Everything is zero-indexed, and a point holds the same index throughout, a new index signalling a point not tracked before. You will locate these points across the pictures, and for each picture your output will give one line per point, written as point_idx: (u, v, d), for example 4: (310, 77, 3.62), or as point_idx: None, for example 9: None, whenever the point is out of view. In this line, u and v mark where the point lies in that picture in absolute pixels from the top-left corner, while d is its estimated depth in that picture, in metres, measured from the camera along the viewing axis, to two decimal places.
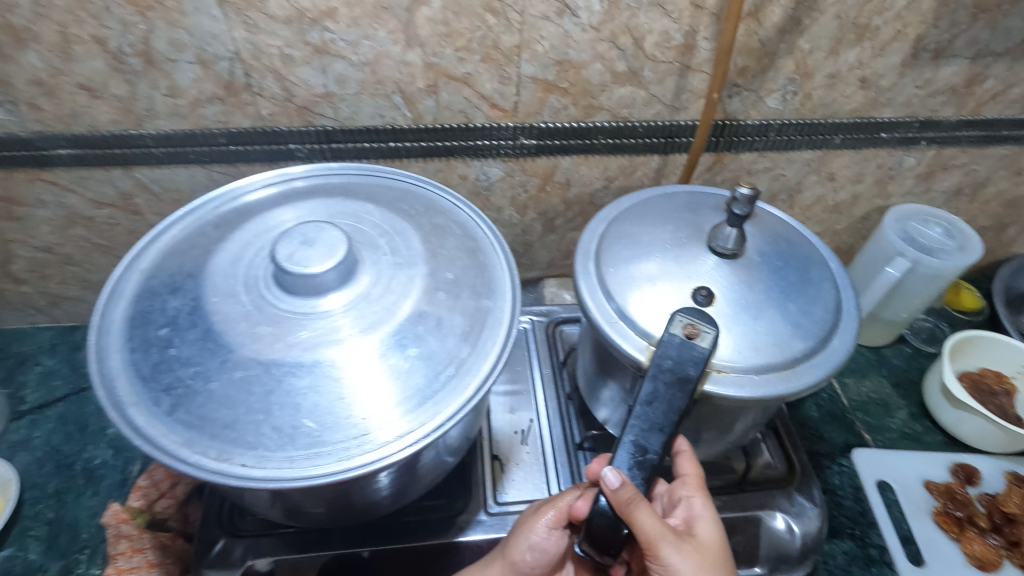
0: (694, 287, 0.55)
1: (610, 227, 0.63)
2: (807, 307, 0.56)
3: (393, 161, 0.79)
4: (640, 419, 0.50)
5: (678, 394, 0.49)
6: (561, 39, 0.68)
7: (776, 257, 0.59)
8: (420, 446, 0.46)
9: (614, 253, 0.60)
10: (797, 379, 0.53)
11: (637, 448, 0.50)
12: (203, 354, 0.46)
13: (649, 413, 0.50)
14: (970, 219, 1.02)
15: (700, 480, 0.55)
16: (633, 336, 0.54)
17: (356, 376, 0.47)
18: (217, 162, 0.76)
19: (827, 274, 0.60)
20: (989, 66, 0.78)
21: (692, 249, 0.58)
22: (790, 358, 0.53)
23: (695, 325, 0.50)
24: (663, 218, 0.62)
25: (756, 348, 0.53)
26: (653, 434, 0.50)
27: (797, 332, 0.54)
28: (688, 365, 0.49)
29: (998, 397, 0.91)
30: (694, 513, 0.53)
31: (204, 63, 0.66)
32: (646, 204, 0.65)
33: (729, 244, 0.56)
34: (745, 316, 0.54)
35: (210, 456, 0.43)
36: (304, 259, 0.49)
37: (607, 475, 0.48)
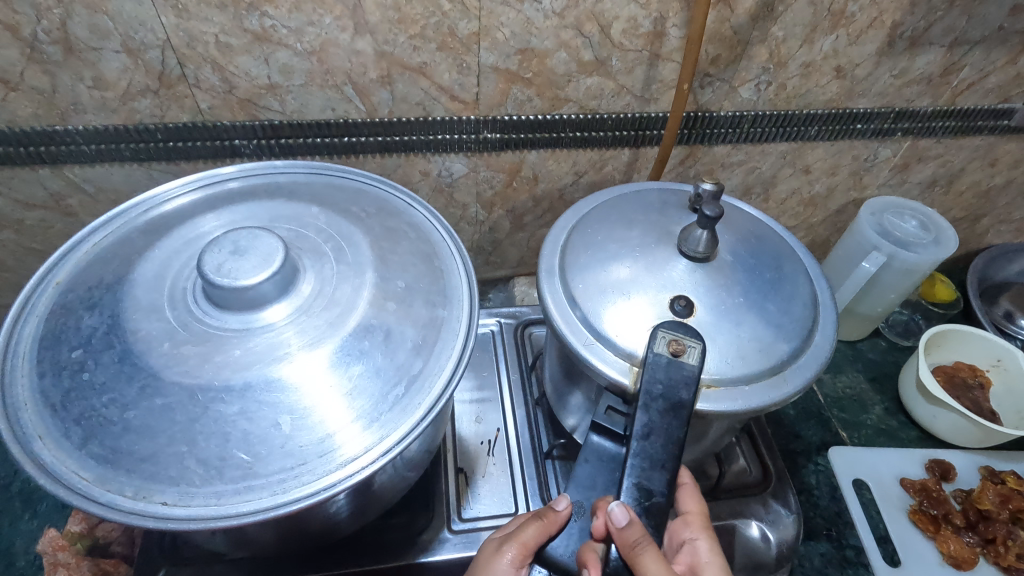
0: (670, 298, 0.52)
1: (571, 238, 0.59)
2: (787, 305, 0.54)
3: (348, 157, 0.74)
4: (638, 457, 0.48)
5: (674, 422, 0.48)
6: (522, 25, 0.64)
7: (749, 255, 0.56)
8: (363, 475, 0.41)
9: (580, 266, 0.56)
10: (786, 383, 0.50)
11: (641, 490, 0.47)
12: (120, 379, 0.42)
13: (648, 449, 0.48)
14: (944, 210, 1.01)
15: (705, 518, 0.55)
16: (613, 358, 0.51)
17: (293, 400, 0.43)
18: (155, 160, 0.70)
19: (800, 267, 0.57)
20: (965, 54, 0.75)
21: (660, 255, 0.54)
22: (777, 361, 0.51)
23: (680, 341, 0.49)
24: (626, 222, 0.58)
25: (742, 356, 0.50)
26: (655, 471, 0.47)
27: (781, 334, 0.52)
28: (680, 387, 0.47)
29: (973, 390, 0.90)
30: (704, 552, 0.52)
31: (132, 52, 0.60)
32: (605, 208, 0.61)
33: (701, 247, 0.53)
34: (727, 323, 0.51)
35: (126, 495, 0.39)
36: (233, 271, 0.44)
37: (613, 511, 0.45)
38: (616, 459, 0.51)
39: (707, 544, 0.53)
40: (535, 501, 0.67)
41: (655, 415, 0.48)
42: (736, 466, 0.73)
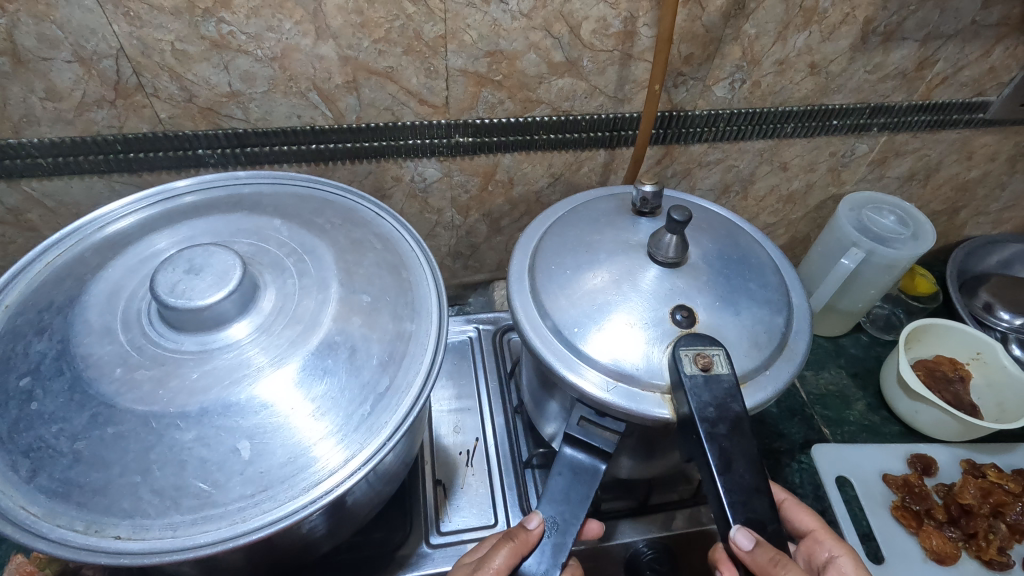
0: (670, 311, 0.50)
1: (538, 280, 0.55)
2: (763, 278, 0.55)
3: (317, 164, 0.72)
4: (731, 491, 0.44)
5: (742, 440, 0.46)
6: (489, 27, 0.63)
7: (713, 244, 0.56)
8: (326, 500, 0.40)
9: (563, 310, 0.52)
10: (796, 353, 0.52)
11: (753, 524, 0.44)
12: (69, 408, 0.40)
13: (736, 480, 0.45)
14: (922, 204, 1.01)
15: (825, 526, 0.60)
16: (642, 395, 0.48)
17: (252, 423, 0.41)
18: (117, 172, 0.68)
19: (753, 240, 0.59)
20: (939, 49, 0.75)
21: (634, 271, 0.52)
22: (782, 336, 0.52)
23: (703, 353, 0.47)
24: (586, 248, 0.56)
25: (757, 345, 0.51)
26: (756, 498, 0.45)
27: (773, 309, 0.53)
28: (729, 400, 0.46)
29: (953, 384, 0.90)
30: (845, 560, 0.56)
31: (85, 62, 0.58)
32: (558, 235, 0.58)
33: (672, 252, 0.52)
34: (728, 316, 0.51)
35: (77, 530, 0.38)
36: (186, 289, 0.42)
37: (735, 536, 0.43)
38: (589, 472, 0.50)
39: (846, 555, 0.56)
40: (515, 510, 0.65)
41: (723, 441, 0.45)
42: None
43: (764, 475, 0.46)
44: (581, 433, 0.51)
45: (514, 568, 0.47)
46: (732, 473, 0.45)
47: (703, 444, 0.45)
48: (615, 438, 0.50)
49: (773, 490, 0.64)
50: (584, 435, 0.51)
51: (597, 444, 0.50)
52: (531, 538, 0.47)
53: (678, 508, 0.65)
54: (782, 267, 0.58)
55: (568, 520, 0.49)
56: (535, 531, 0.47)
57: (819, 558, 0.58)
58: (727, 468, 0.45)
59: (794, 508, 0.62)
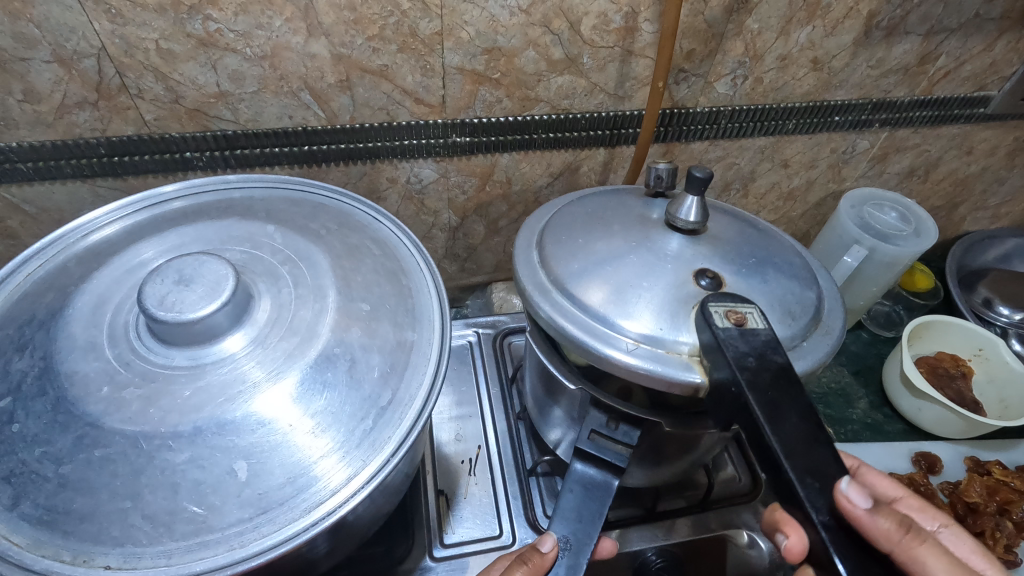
0: (694, 275, 0.48)
1: (548, 252, 0.53)
2: (788, 257, 0.53)
3: (309, 166, 0.70)
4: (784, 441, 0.38)
5: (789, 391, 0.40)
6: (487, 23, 0.61)
7: (731, 224, 0.55)
8: (329, 521, 0.38)
9: (577, 278, 0.50)
10: (831, 329, 0.50)
11: (817, 475, 0.37)
12: (53, 430, 0.38)
13: (787, 431, 0.38)
14: (922, 199, 1.00)
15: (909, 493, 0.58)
16: (667, 357, 0.45)
17: (249, 442, 0.39)
18: (101, 176, 0.65)
19: (770, 227, 0.59)
20: (942, 43, 0.74)
21: (653, 240, 0.51)
22: (815, 311, 0.50)
23: (735, 310, 0.45)
24: (599, 222, 0.54)
25: (791, 314, 0.48)
26: (813, 448, 0.38)
27: (803, 283, 0.51)
28: (769, 351, 0.42)
29: (956, 380, 0.89)
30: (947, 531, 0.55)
31: (64, 62, 0.55)
32: (567, 216, 0.57)
33: (694, 216, 0.50)
34: (757, 282, 0.49)
35: (64, 560, 0.35)
36: (177, 301, 0.40)
37: (850, 493, 0.37)
38: (602, 487, 0.49)
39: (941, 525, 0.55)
40: (520, 520, 0.63)
41: (769, 391, 0.40)
42: (726, 476, 0.70)
43: (822, 424, 0.39)
44: (593, 447, 0.50)
45: None
46: (782, 421, 0.39)
47: (744, 395, 0.40)
48: (627, 452, 0.49)
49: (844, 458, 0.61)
50: (596, 449, 0.50)
51: (608, 459, 0.49)
52: (544, 558, 0.45)
53: (680, 515, 0.63)
54: (804, 253, 0.57)
55: (581, 539, 0.47)
56: (549, 550, 0.45)
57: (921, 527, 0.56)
58: (777, 418, 0.39)
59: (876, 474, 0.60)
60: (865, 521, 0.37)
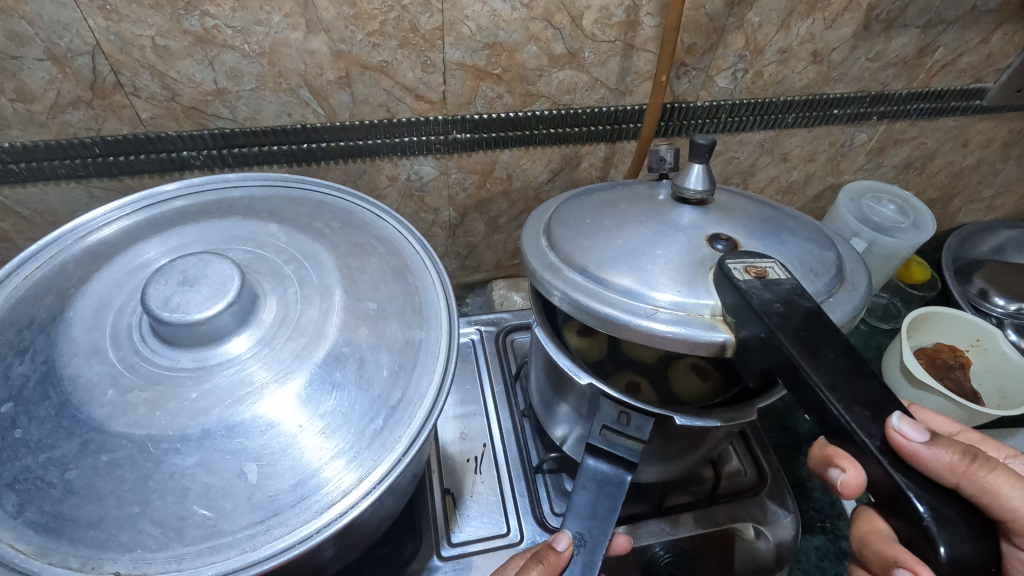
0: (708, 240, 0.49)
1: (556, 234, 0.53)
2: (800, 224, 0.54)
3: (308, 165, 0.69)
4: (823, 376, 0.37)
5: (822, 329, 0.40)
6: (488, 18, 0.60)
7: (737, 200, 0.56)
8: (340, 523, 0.37)
9: (589, 252, 0.50)
10: (857, 284, 0.50)
11: (865, 404, 0.36)
12: (58, 435, 0.37)
13: (825, 365, 0.38)
14: (919, 192, 1.01)
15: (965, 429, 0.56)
16: (689, 319, 0.44)
17: (259, 445, 0.38)
18: (96, 176, 0.64)
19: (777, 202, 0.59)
20: (940, 35, 0.74)
21: (664, 212, 0.52)
22: (838, 269, 0.50)
23: (755, 265, 0.45)
24: (606, 205, 0.55)
25: (814, 271, 0.48)
26: (859, 379, 0.37)
27: (819, 245, 0.52)
28: (796, 297, 0.42)
29: (954, 370, 0.90)
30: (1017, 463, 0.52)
31: (58, 60, 0.54)
32: (573, 203, 0.57)
33: (701, 185, 0.52)
34: (772, 244, 0.50)
35: (71, 567, 0.34)
36: (182, 301, 0.39)
37: (903, 429, 0.35)
38: (615, 483, 0.49)
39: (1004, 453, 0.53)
40: (527, 518, 0.63)
41: (801, 331, 0.40)
42: (731, 467, 0.70)
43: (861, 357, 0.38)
44: (604, 443, 0.49)
45: None
46: (818, 357, 0.38)
47: (778, 340, 0.39)
48: (638, 447, 0.49)
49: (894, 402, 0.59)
50: (607, 446, 0.49)
51: (620, 454, 0.49)
52: (558, 553, 0.44)
53: (687, 509, 0.63)
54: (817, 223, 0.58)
55: (596, 536, 0.47)
56: (561, 545, 0.45)
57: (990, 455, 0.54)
58: (812, 356, 0.38)
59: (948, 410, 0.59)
60: (924, 455, 0.34)
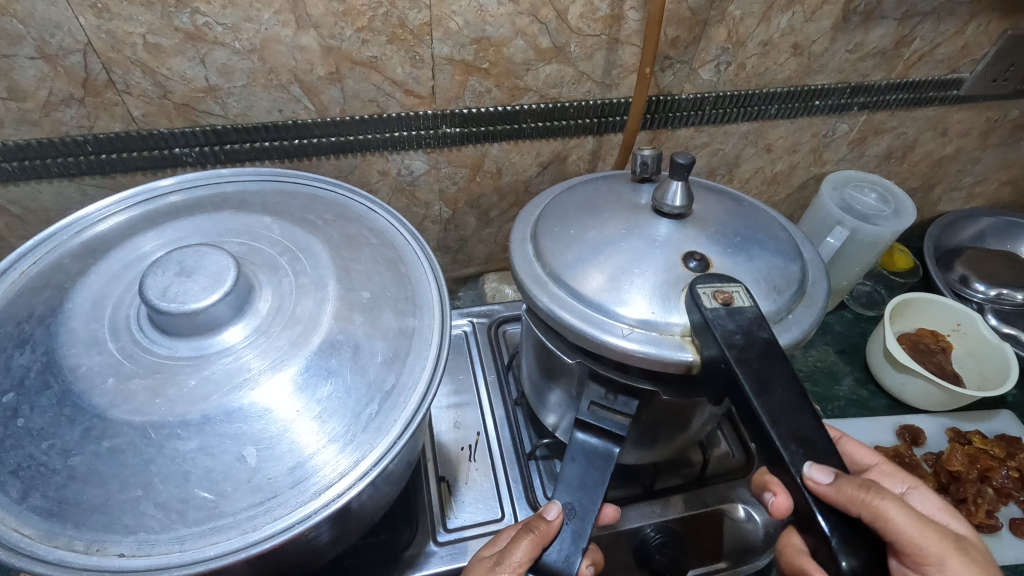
0: (682, 259, 0.49)
1: (541, 244, 0.55)
2: (771, 232, 0.55)
3: (301, 161, 0.70)
4: (769, 412, 0.41)
5: (775, 362, 0.43)
6: (475, 13, 0.61)
7: (717, 205, 0.56)
8: (340, 503, 0.38)
9: (571, 266, 0.51)
10: (815, 300, 0.52)
11: (800, 442, 0.40)
12: (60, 423, 0.38)
13: (773, 400, 0.41)
14: (900, 180, 1.03)
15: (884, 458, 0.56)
16: (661, 339, 0.46)
17: (258, 429, 0.39)
18: (88, 174, 0.65)
19: (755, 203, 0.60)
20: (916, 26, 0.76)
21: (642, 224, 0.52)
22: (800, 284, 0.52)
23: (722, 290, 0.46)
24: (590, 210, 0.55)
25: (777, 289, 0.50)
26: (798, 416, 0.41)
27: (786, 257, 0.53)
28: (755, 328, 0.44)
29: (936, 355, 0.92)
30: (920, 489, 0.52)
31: (50, 58, 0.55)
32: (558, 205, 0.58)
33: (679, 200, 0.51)
34: (742, 259, 0.50)
35: (77, 550, 0.36)
36: (179, 292, 0.40)
37: (814, 473, 0.39)
38: (603, 456, 0.50)
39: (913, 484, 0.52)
40: (521, 503, 0.64)
41: (756, 363, 0.42)
42: (720, 451, 0.71)
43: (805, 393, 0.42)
44: (593, 417, 0.51)
45: (535, 560, 0.45)
46: (768, 390, 0.41)
47: (734, 369, 0.42)
48: (626, 421, 0.51)
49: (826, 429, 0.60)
50: (596, 420, 0.51)
51: (608, 427, 0.51)
52: (551, 525, 0.46)
53: (680, 491, 0.65)
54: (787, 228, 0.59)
55: (586, 505, 0.48)
56: (555, 518, 0.47)
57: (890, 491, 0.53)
58: (763, 389, 0.41)
59: (851, 445, 0.58)
60: (827, 495, 0.38)
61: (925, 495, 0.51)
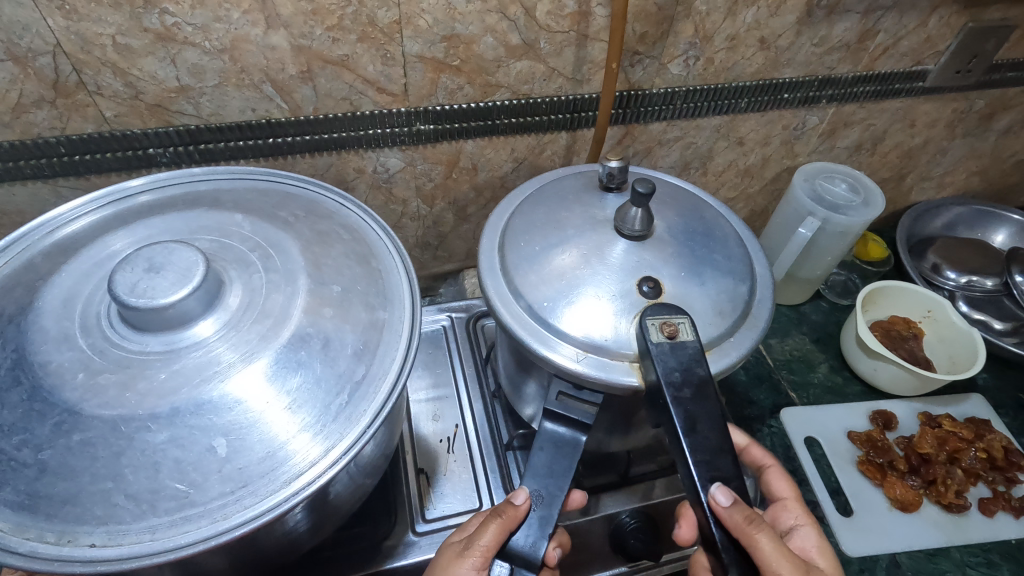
0: (637, 283, 0.52)
1: (507, 256, 0.56)
2: (725, 250, 0.56)
3: (276, 159, 0.71)
4: (697, 452, 0.45)
5: (706, 403, 0.47)
6: (444, 11, 0.62)
7: (679, 220, 0.58)
8: (311, 490, 0.39)
9: (532, 285, 0.53)
10: (759, 321, 0.54)
11: (717, 482, 0.45)
12: (31, 419, 0.38)
13: (701, 440, 0.46)
14: (871, 172, 1.05)
15: (797, 498, 0.61)
16: (612, 364, 0.50)
17: (227, 420, 0.40)
18: (62, 176, 0.65)
19: (718, 214, 0.61)
20: (879, 20, 0.78)
21: (602, 246, 0.54)
22: (745, 306, 0.54)
23: (669, 321, 0.49)
24: (554, 225, 0.57)
25: (721, 313, 0.52)
26: (720, 457, 0.46)
27: (736, 278, 0.55)
28: (694, 365, 0.48)
29: (908, 341, 0.95)
30: (807, 529, 0.57)
31: (19, 60, 0.55)
32: (526, 214, 0.59)
33: (638, 225, 0.53)
34: (694, 283, 0.53)
35: (48, 541, 0.36)
36: (147, 288, 0.41)
37: (717, 494, 0.44)
38: (571, 444, 0.52)
39: (809, 525, 0.58)
40: (499, 492, 0.66)
41: (689, 404, 0.46)
42: None
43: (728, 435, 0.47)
44: (561, 407, 0.52)
45: (504, 542, 0.48)
46: (696, 434, 0.46)
47: (669, 408, 0.46)
48: (593, 410, 0.52)
49: (758, 455, 0.66)
50: (564, 410, 0.52)
51: (576, 417, 0.52)
52: (517, 515, 0.48)
53: (656, 478, 0.66)
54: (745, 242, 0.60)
55: (554, 492, 0.50)
56: (522, 507, 0.49)
57: (781, 524, 0.59)
58: (692, 430, 0.46)
59: (773, 474, 0.63)
60: (721, 515, 0.44)
61: (809, 534, 0.57)
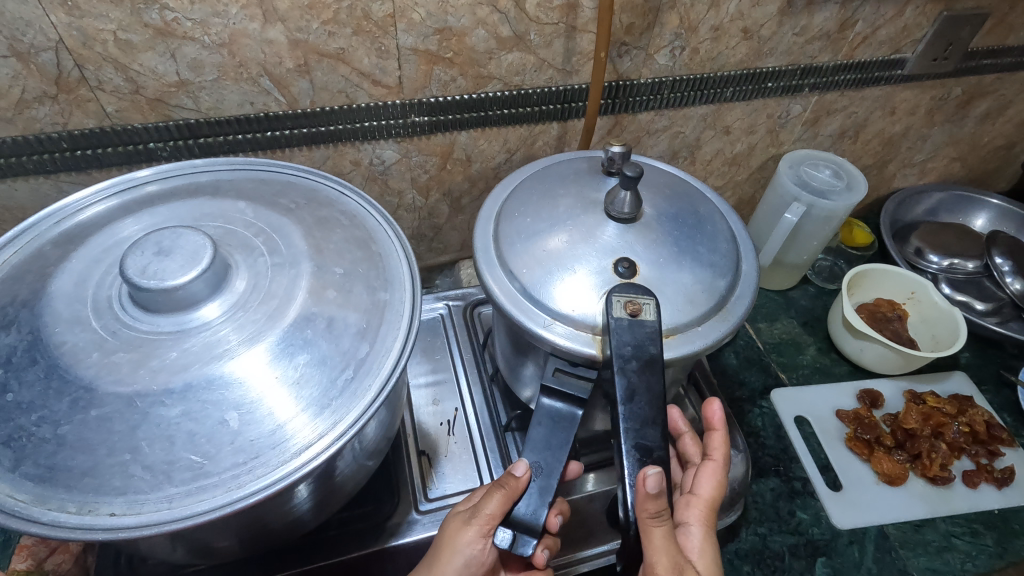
0: (613, 263, 0.54)
1: (502, 227, 0.59)
2: (712, 244, 0.58)
3: (274, 152, 0.72)
4: (629, 419, 0.49)
5: (653, 376, 0.49)
6: (436, 5, 0.64)
7: (671, 210, 0.59)
8: (317, 462, 0.41)
9: (518, 253, 0.56)
10: (731, 316, 0.55)
11: (641, 448, 0.48)
12: (48, 396, 0.40)
13: (635, 410, 0.49)
14: (854, 159, 1.08)
15: (710, 501, 0.58)
16: (577, 333, 0.52)
17: (238, 396, 0.42)
18: (64, 171, 0.66)
19: (713, 209, 0.63)
20: (857, 10, 0.81)
21: (591, 225, 0.56)
22: (720, 299, 0.55)
23: (634, 301, 0.50)
24: (548, 201, 0.59)
25: (690, 300, 0.54)
26: (649, 427, 0.49)
27: (717, 271, 0.56)
28: (648, 343, 0.50)
29: (893, 322, 0.97)
30: (694, 530, 0.56)
31: (22, 56, 0.56)
32: (526, 190, 0.62)
33: (627, 208, 0.55)
34: (671, 271, 0.55)
35: (69, 511, 0.38)
36: (158, 270, 0.42)
37: (648, 477, 0.46)
38: (569, 418, 0.54)
39: (700, 530, 0.56)
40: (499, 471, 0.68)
41: (633, 375, 0.49)
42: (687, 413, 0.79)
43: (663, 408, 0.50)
44: (557, 382, 0.54)
45: (507, 513, 0.50)
46: (633, 403, 0.49)
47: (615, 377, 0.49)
48: (587, 385, 0.54)
49: (711, 444, 0.63)
50: (559, 384, 0.54)
51: (572, 392, 0.54)
52: (515, 488, 0.50)
53: None
54: (735, 240, 0.62)
55: (552, 463, 0.52)
56: (519, 481, 0.50)
57: (677, 515, 0.58)
58: (629, 400, 0.49)
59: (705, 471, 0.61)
60: (640, 489, 0.47)
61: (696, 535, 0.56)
